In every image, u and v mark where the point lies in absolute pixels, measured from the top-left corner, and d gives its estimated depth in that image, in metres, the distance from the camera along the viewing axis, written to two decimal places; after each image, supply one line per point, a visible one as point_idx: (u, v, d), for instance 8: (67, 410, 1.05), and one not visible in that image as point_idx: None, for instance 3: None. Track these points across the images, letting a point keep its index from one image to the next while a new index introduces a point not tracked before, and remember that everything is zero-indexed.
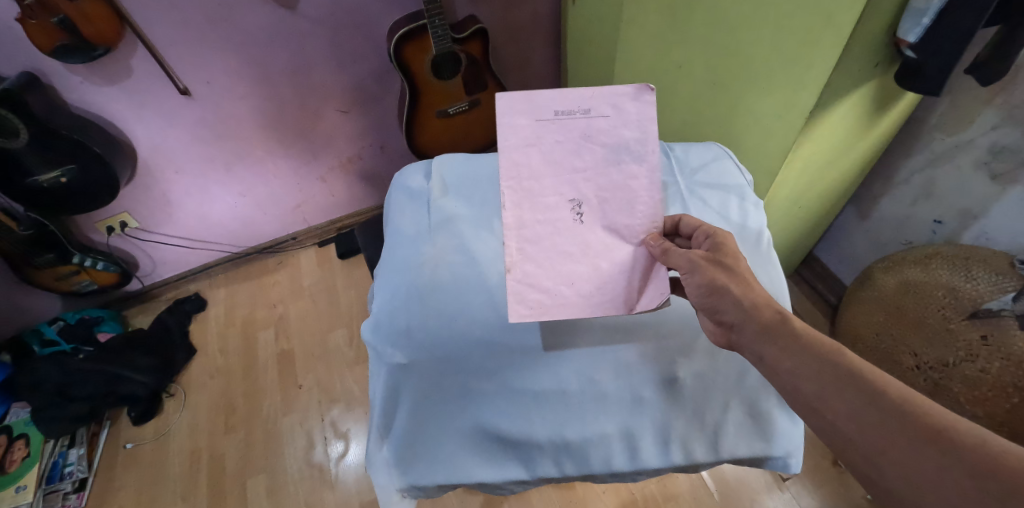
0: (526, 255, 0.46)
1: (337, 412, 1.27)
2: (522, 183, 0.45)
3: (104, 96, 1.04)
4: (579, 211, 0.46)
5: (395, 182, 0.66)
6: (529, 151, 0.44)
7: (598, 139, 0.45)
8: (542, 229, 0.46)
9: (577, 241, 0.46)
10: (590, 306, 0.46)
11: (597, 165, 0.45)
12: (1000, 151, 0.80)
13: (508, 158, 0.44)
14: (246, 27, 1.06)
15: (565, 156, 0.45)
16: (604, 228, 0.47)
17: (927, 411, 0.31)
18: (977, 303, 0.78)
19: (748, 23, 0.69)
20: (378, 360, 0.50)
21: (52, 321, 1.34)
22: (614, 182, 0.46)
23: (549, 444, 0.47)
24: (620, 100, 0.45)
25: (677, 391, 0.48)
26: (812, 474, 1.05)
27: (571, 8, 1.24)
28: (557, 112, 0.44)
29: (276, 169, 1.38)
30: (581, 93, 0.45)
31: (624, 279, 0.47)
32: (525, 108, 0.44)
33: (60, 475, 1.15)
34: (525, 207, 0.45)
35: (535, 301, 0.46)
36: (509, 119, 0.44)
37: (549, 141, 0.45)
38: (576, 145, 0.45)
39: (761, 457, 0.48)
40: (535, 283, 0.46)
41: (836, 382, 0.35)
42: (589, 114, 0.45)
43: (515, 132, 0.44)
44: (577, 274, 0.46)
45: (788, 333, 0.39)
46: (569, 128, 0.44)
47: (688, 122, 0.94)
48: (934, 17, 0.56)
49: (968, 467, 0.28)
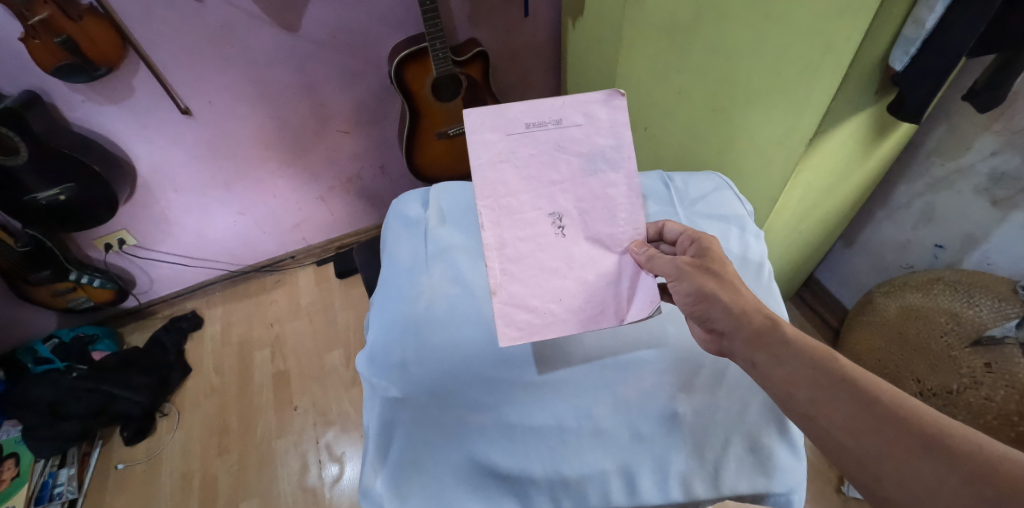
0: (511, 276, 0.44)
1: (332, 435, 1.24)
2: (500, 202, 0.43)
3: (106, 115, 1.05)
4: (560, 225, 0.45)
5: (394, 210, 0.66)
6: (503, 167, 0.43)
7: (572, 149, 0.44)
8: (524, 246, 0.44)
9: (561, 256, 0.46)
10: (581, 323, 0.46)
11: (574, 176, 0.45)
12: (1000, 177, 0.80)
13: (484, 177, 0.43)
14: (250, 49, 1.07)
15: (542, 169, 0.44)
16: (588, 239, 0.46)
17: (920, 417, 0.32)
18: (980, 330, 0.78)
19: (747, 49, 0.70)
20: (373, 393, 0.49)
21: (47, 338, 1.32)
22: (594, 192, 0.45)
23: (545, 481, 0.45)
24: (591, 107, 0.44)
25: (677, 427, 0.47)
26: (814, 501, 1.03)
27: (571, 33, 1.26)
28: (528, 124, 0.43)
29: (277, 188, 1.39)
30: (550, 104, 0.44)
31: (612, 291, 0.46)
32: (495, 123, 0.43)
33: (48, 495, 1.12)
34: (505, 225, 0.44)
35: (524, 322, 0.44)
36: (478, 135, 0.43)
37: (523, 154, 0.44)
38: (550, 156, 0.44)
39: (762, 495, 0.46)
40: (523, 303, 0.44)
41: (831, 389, 0.35)
42: (560, 124, 0.44)
43: (487, 148, 0.43)
44: (564, 289, 0.45)
45: (780, 339, 0.39)
46: (540, 139, 0.44)
47: (687, 146, 0.95)
48: (920, 48, 0.56)
49: (966, 474, 0.28)
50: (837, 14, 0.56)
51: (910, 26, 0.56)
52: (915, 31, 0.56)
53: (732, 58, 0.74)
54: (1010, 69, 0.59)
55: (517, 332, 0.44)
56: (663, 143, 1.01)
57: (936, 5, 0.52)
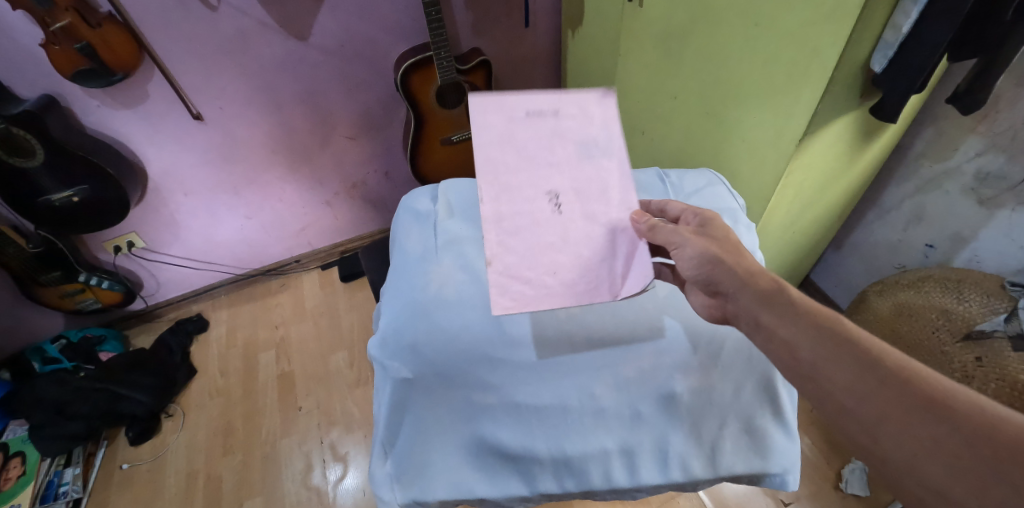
0: (507, 248, 0.45)
1: (336, 434, 1.26)
2: (497, 177, 0.46)
3: (120, 119, 1.08)
4: (557, 203, 0.47)
5: (404, 205, 0.68)
6: (502, 148, 0.47)
7: (568, 136, 0.48)
8: (519, 221, 0.46)
9: (557, 233, 0.46)
10: (574, 295, 0.45)
11: (569, 159, 0.48)
12: (986, 177, 0.83)
13: (483, 152, 0.46)
14: (261, 56, 1.11)
15: (538, 150, 0.47)
16: (584, 218, 0.47)
17: (924, 379, 0.33)
18: (970, 324, 0.80)
19: (739, 55, 0.74)
20: (383, 374, 0.52)
21: (55, 338, 1.35)
22: (588, 175, 0.48)
23: (549, 460, 0.48)
24: (586, 103, 0.49)
25: (676, 408, 0.49)
26: (813, 498, 1.04)
27: (570, 42, 1.30)
28: (528, 112, 0.48)
29: (284, 192, 1.42)
30: (549, 97, 0.49)
31: (607, 265, 0.46)
32: (497, 108, 0.47)
33: (54, 494, 1.13)
34: (501, 201, 0.46)
35: (517, 293, 0.43)
36: (481, 117, 0.47)
37: (521, 138, 0.47)
38: (548, 141, 0.48)
39: (758, 474, 0.50)
40: (517, 274, 0.44)
41: (835, 350, 0.36)
42: (557, 115, 0.48)
43: (488, 129, 0.47)
44: (559, 263, 0.45)
45: (785, 302, 0.41)
46: (540, 126, 0.48)
47: (682, 149, 0.98)
48: (897, 51, 0.60)
49: (967, 436, 0.29)
50: (824, 19, 0.59)
51: (889, 31, 0.59)
52: (893, 36, 0.60)
53: (725, 63, 0.77)
54: (986, 73, 0.63)
55: (510, 303, 0.43)
56: (661, 146, 1.05)
57: (911, 11, 0.56)
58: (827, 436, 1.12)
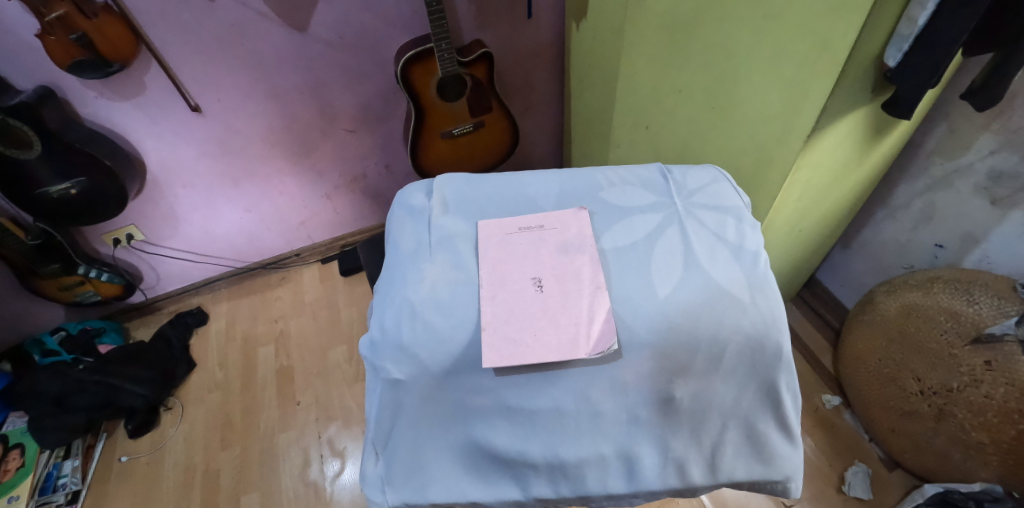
0: (497, 317, 0.50)
1: (334, 430, 1.25)
2: (494, 267, 0.55)
3: (117, 110, 1.07)
4: (540, 285, 0.55)
5: (397, 200, 0.67)
6: (498, 247, 0.58)
7: (552, 242, 0.58)
8: (508, 298, 0.52)
9: (540, 305, 0.53)
10: (548, 349, 0.48)
11: (551, 256, 0.57)
12: (999, 176, 0.80)
13: (486, 246, 0.58)
14: (259, 48, 1.09)
15: (527, 251, 0.58)
16: (561, 294, 0.53)
17: None
18: (979, 327, 0.78)
19: (746, 48, 0.72)
20: (376, 374, 0.51)
21: (54, 331, 1.35)
22: (567, 266, 0.56)
23: (543, 464, 0.47)
24: (566, 218, 0.61)
25: (676, 413, 0.47)
26: (813, 499, 1.03)
27: (574, 35, 1.27)
28: (520, 227, 0.61)
29: (283, 185, 1.41)
30: (535, 217, 0.62)
31: (580, 325, 0.49)
32: (499, 225, 0.61)
33: (54, 486, 1.14)
34: (495, 284, 0.54)
35: (503, 348, 0.47)
36: (487, 222, 0.61)
37: (517, 242, 0.59)
38: (534, 244, 0.59)
39: (759, 481, 0.49)
40: (504, 334, 0.49)
41: None
42: (542, 228, 0.60)
43: (490, 235, 0.59)
44: (540, 327, 0.50)
45: None
46: (528, 236, 0.60)
47: (687, 144, 0.96)
48: (912, 45, 0.57)
49: None
50: (834, 11, 0.56)
51: (904, 24, 0.57)
52: (908, 28, 0.57)
53: (733, 56, 0.75)
54: (1003, 69, 0.60)
55: (501, 355, 0.47)
56: (664, 142, 1.03)
57: (927, 2, 0.53)
58: (830, 437, 1.11)
